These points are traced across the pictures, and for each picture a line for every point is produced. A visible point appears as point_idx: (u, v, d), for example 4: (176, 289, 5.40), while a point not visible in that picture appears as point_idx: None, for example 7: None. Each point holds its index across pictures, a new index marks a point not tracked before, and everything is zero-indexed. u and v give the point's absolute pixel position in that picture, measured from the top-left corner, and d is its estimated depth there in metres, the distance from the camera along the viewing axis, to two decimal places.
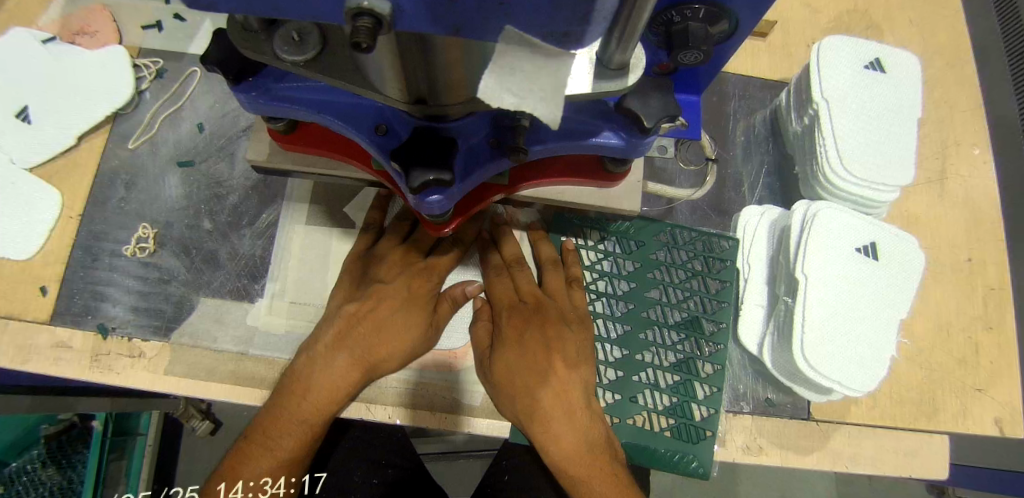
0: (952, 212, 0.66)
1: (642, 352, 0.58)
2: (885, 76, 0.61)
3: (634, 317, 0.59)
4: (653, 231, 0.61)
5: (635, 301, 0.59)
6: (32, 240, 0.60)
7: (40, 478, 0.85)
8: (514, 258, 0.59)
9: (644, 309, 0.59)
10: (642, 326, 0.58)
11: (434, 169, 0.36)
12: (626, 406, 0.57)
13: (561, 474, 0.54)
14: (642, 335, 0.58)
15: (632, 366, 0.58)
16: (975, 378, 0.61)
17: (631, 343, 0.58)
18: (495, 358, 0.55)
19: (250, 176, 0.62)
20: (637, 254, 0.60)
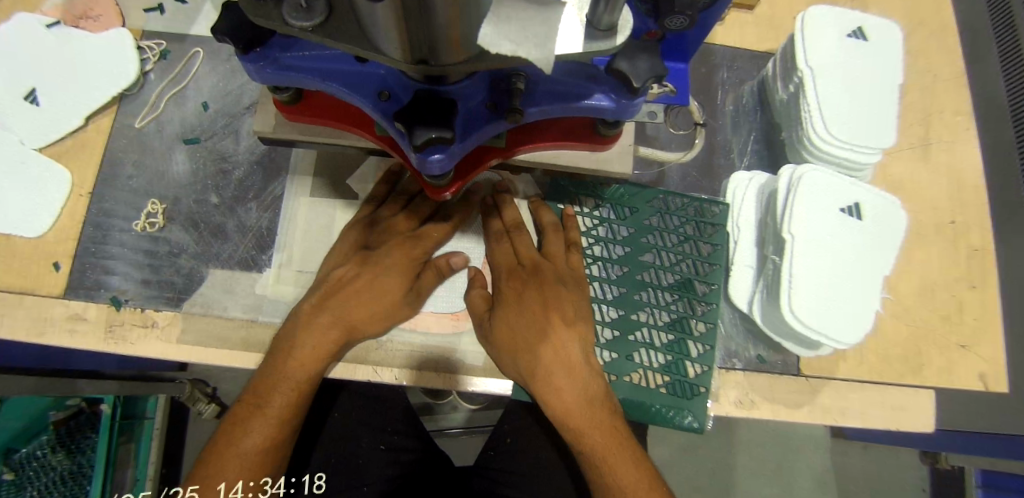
0: (935, 176, 0.69)
1: (637, 313, 0.60)
2: (865, 44, 0.63)
3: (629, 280, 0.61)
4: (646, 197, 0.63)
5: (631, 264, 0.61)
6: (44, 217, 0.61)
7: (51, 464, 0.87)
8: (513, 223, 0.61)
9: (639, 271, 0.61)
10: (637, 287, 0.61)
11: (436, 127, 0.37)
12: (623, 364, 0.59)
13: (564, 428, 0.56)
14: (638, 296, 0.60)
15: (629, 326, 0.60)
16: (959, 335, 0.63)
17: (627, 304, 0.60)
18: (497, 320, 0.57)
19: (255, 151, 0.64)
20: (632, 219, 0.62)
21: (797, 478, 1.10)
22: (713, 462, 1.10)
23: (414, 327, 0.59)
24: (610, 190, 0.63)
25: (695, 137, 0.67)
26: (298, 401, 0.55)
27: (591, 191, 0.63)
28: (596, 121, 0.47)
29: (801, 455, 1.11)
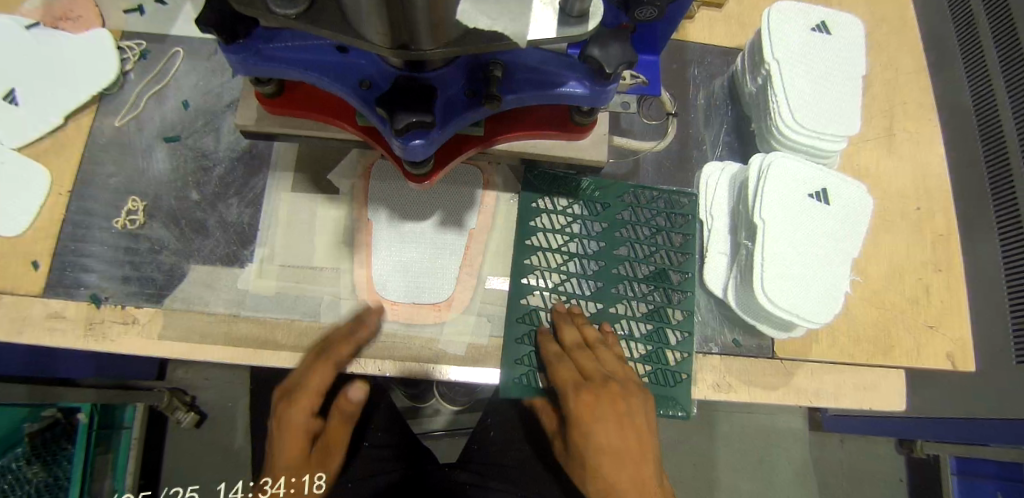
0: (900, 165, 0.71)
1: (616, 304, 0.62)
2: (829, 38, 0.66)
3: (606, 273, 0.62)
4: (618, 192, 0.64)
5: (607, 259, 0.62)
6: (22, 216, 0.61)
7: (26, 476, 0.82)
8: (574, 343, 0.58)
9: (615, 265, 0.62)
10: (614, 280, 0.62)
11: (417, 112, 0.38)
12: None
13: None
14: (616, 289, 0.62)
15: (609, 318, 0.61)
16: (927, 316, 0.65)
17: (606, 296, 0.62)
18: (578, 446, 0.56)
19: (235, 148, 0.64)
20: (606, 215, 0.64)
21: (779, 470, 1.12)
22: (696, 456, 1.11)
23: (396, 318, 0.59)
24: (583, 185, 0.64)
25: (666, 127, 0.69)
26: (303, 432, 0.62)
27: (562, 187, 0.64)
28: (572, 110, 0.49)
29: (783, 447, 1.13)
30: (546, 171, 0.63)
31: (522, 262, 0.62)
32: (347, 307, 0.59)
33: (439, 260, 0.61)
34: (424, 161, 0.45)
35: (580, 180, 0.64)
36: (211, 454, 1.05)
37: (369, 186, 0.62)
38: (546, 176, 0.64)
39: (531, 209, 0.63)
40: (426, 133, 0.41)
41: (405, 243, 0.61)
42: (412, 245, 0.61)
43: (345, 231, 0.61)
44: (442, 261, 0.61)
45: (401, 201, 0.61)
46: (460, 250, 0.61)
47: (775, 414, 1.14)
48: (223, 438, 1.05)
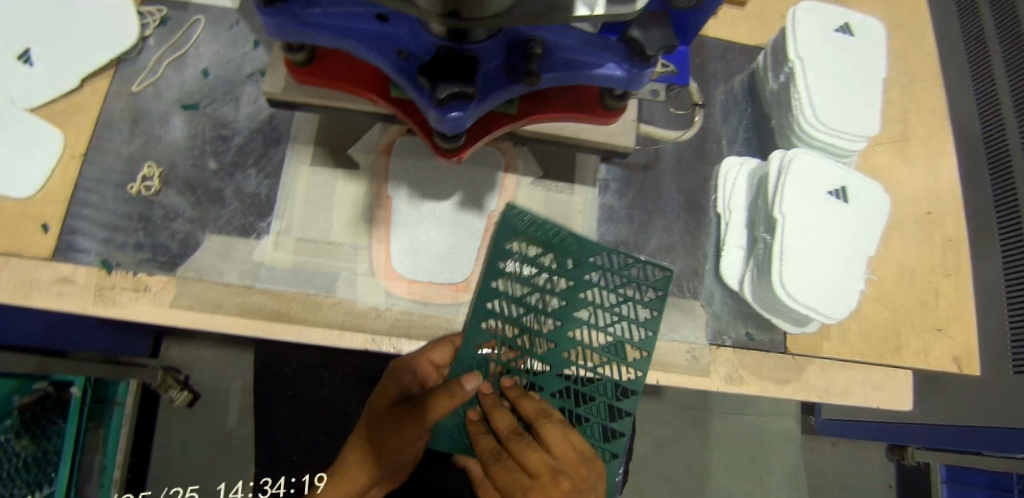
0: (912, 170, 0.72)
1: (568, 347, 0.56)
2: (853, 39, 0.66)
3: (567, 315, 0.56)
4: (593, 249, 0.53)
5: (569, 303, 0.55)
6: (34, 177, 0.60)
7: (13, 451, 0.78)
8: (510, 431, 0.51)
9: (576, 311, 0.56)
10: (570, 325, 0.56)
11: (459, 84, 0.39)
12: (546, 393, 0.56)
13: None
14: (571, 334, 0.56)
15: (557, 360, 0.56)
16: (935, 319, 0.66)
17: (560, 339, 0.56)
18: None
19: (255, 119, 0.65)
20: (579, 266, 0.54)
21: (771, 472, 1.11)
22: (689, 456, 1.09)
23: (412, 297, 0.60)
24: (557, 233, 0.53)
25: (694, 116, 0.69)
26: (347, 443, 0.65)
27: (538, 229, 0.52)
28: (604, 93, 0.49)
29: (776, 450, 1.11)
30: (527, 213, 0.51)
31: (490, 284, 0.55)
32: (364, 283, 0.60)
33: (458, 233, 0.62)
34: (456, 136, 0.45)
35: (562, 229, 0.52)
36: (200, 433, 1.02)
37: (390, 163, 0.62)
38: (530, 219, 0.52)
39: (504, 247, 0.53)
40: (464, 106, 0.41)
41: (423, 221, 0.62)
42: (430, 223, 0.62)
43: (364, 207, 0.62)
44: (460, 234, 0.62)
45: (421, 180, 0.62)
46: (479, 225, 0.62)
47: (770, 416, 1.12)
48: (214, 418, 1.03)
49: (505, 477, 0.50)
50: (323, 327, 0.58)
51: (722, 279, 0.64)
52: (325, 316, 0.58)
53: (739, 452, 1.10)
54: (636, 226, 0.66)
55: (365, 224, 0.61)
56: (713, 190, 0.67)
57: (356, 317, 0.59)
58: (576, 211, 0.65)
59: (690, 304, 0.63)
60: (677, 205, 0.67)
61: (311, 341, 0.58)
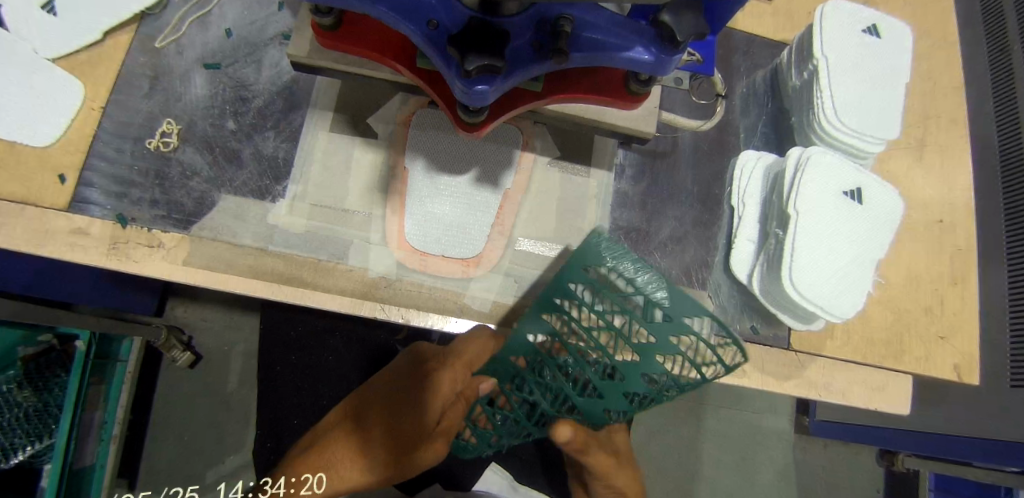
0: (927, 176, 0.72)
1: (643, 374, 0.52)
2: (879, 40, 0.66)
3: (648, 351, 0.51)
4: (687, 307, 0.47)
5: (660, 343, 0.49)
6: (53, 127, 0.60)
7: (15, 400, 0.82)
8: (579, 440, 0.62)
9: (662, 350, 0.50)
10: (648, 361, 0.51)
11: (489, 56, 0.38)
12: (586, 411, 0.57)
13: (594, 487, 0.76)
14: (646, 365, 0.52)
15: (625, 384, 0.52)
16: (938, 327, 0.66)
17: (628, 371, 0.52)
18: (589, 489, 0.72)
19: (277, 82, 0.65)
20: (673, 322, 0.47)
21: (760, 469, 1.12)
22: (680, 448, 1.10)
23: (424, 269, 0.60)
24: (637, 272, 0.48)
25: (716, 107, 0.70)
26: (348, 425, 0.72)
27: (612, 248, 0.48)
28: (628, 77, 0.49)
29: (767, 447, 1.12)
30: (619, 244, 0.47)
31: (551, 300, 0.51)
32: (377, 253, 0.60)
33: (470, 201, 0.62)
34: (479, 109, 0.45)
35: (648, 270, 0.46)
36: (201, 395, 1.03)
37: (409, 134, 0.63)
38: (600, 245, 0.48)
39: (578, 271, 0.48)
40: (491, 80, 0.41)
41: (438, 195, 0.62)
42: (445, 198, 0.62)
43: (381, 176, 0.63)
44: (471, 204, 0.62)
45: (439, 153, 0.63)
46: (492, 196, 0.63)
47: (763, 413, 1.13)
48: (215, 380, 1.04)
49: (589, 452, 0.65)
50: (334, 292, 0.59)
51: (731, 272, 0.64)
52: (336, 282, 0.59)
53: (730, 446, 1.11)
54: (649, 213, 0.66)
55: (380, 193, 0.62)
56: (728, 183, 0.67)
57: (366, 285, 0.59)
58: (591, 196, 0.65)
59: (697, 294, 0.64)
60: (692, 195, 0.67)
61: (320, 306, 0.58)
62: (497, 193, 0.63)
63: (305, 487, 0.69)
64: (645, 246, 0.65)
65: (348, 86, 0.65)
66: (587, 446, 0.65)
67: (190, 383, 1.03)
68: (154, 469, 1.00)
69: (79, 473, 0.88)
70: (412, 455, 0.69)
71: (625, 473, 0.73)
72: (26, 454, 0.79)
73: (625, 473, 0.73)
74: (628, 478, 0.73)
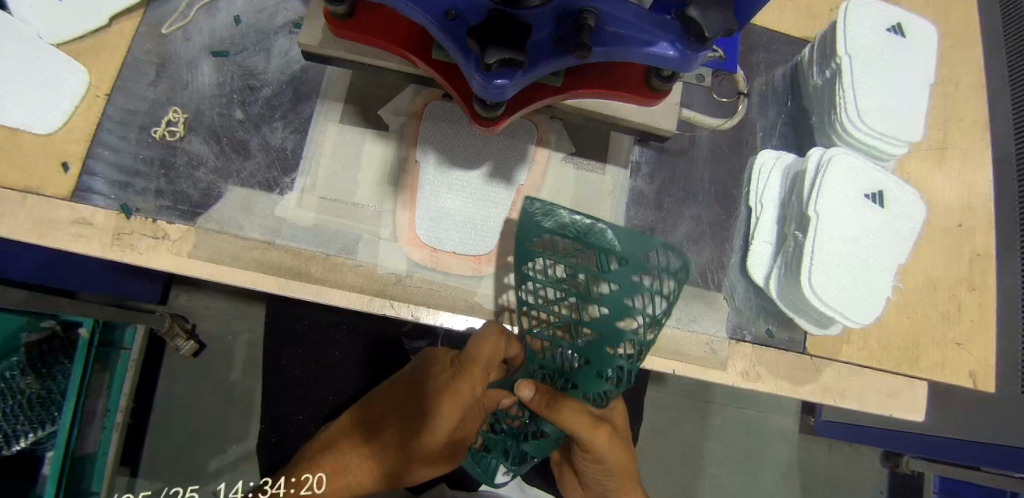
0: (947, 179, 0.70)
1: (619, 321, 0.60)
2: (904, 39, 0.64)
3: (614, 300, 0.60)
4: (648, 244, 0.59)
5: (621, 287, 0.60)
6: (57, 113, 0.58)
7: (19, 386, 0.82)
8: (550, 397, 0.59)
9: (627, 292, 0.59)
10: (620, 308, 0.60)
11: (510, 49, 0.37)
12: (595, 369, 0.63)
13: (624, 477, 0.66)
14: (620, 312, 0.60)
15: (609, 338, 0.61)
16: (955, 333, 0.65)
17: (606, 327, 0.60)
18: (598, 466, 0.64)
19: (286, 71, 0.63)
20: (631, 261, 0.59)
21: (764, 469, 1.11)
22: (683, 445, 1.09)
23: (434, 265, 0.59)
24: (586, 226, 0.59)
25: (737, 105, 0.68)
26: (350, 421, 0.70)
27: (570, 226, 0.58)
28: (650, 73, 0.47)
29: (771, 446, 1.11)
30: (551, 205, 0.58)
31: (520, 292, 0.59)
32: (386, 248, 0.59)
33: (483, 197, 0.61)
34: (497, 104, 0.44)
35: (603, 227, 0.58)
36: (203, 385, 1.02)
37: (421, 127, 0.62)
38: (553, 212, 0.58)
39: (529, 249, 0.59)
40: (511, 73, 0.39)
41: (450, 190, 0.61)
42: (457, 193, 0.61)
43: (392, 170, 0.61)
44: (484, 200, 0.61)
45: (451, 147, 0.62)
46: (506, 192, 0.62)
47: (767, 412, 1.12)
48: (218, 371, 1.03)
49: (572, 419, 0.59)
50: (342, 288, 0.57)
51: (748, 274, 0.63)
52: (344, 278, 0.58)
53: (734, 445, 1.10)
54: (664, 212, 0.65)
55: (391, 188, 0.61)
56: (746, 183, 0.66)
57: (375, 281, 0.58)
58: (606, 194, 0.64)
59: (713, 296, 0.62)
60: (709, 195, 0.66)
61: (328, 302, 0.57)
62: (511, 189, 0.62)
63: (304, 488, 0.67)
64: None
65: (359, 77, 0.63)
66: (560, 408, 0.58)
67: (192, 373, 1.02)
68: (156, 458, 1.00)
69: (81, 461, 0.87)
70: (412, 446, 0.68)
71: (618, 447, 0.64)
72: (27, 441, 0.80)
73: (618, 447, 0.64)
74: (622, 452, 0.65)
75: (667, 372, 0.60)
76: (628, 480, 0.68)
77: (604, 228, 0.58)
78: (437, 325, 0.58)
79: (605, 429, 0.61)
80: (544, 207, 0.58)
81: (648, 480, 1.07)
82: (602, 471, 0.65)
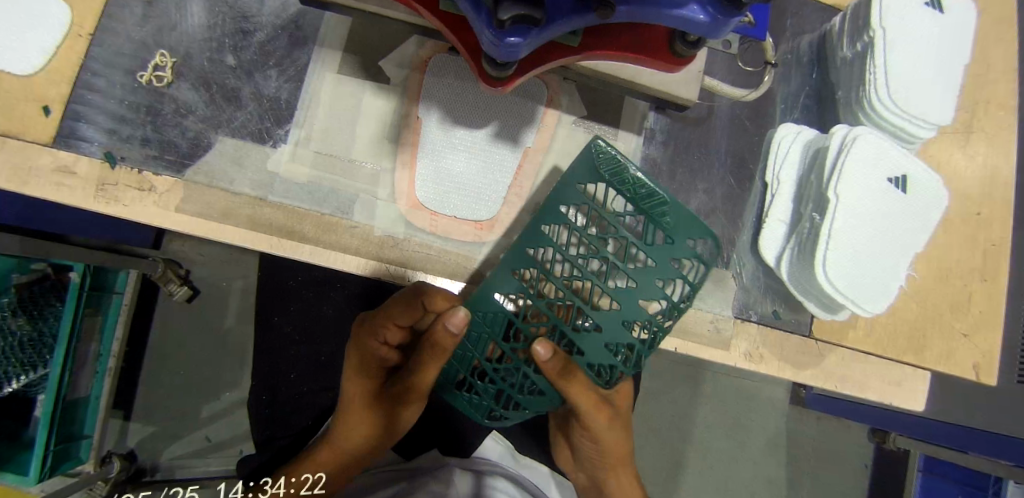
0: (971, 164, 0.66)
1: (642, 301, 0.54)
2: (942, 15, 0.59)
3: (646, 276, 0.54)
4: (694, 229, 0.53)
5: (657, 266, 0.53)
6: (37, 53, 0.54)
7: (9, 328, 0.79)
8: (561, 370, 0.53)
9: (662, 275, 0.53)
10: (649, 287, 0.54)
11: (526, 5, 0.33)
12: (603, 341, 0.55)
13: (612, 465, 0.67)
14: (647, 292, 0.54)
15: (625, 315, 0.54)
16: (963, 323, 0.63)
17: (626, 302, 0.54)
18: (597, 449, 0.65)
19: (282, 15, 0.59)
20: (675, 244, 0.53)
21: (753, 440, 1.11)
22: (674, 412, 1.09)
23: (434, 230, 0.57)
24: (643, 192, 0.53)
25: (763, 77, 0.64)
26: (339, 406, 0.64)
27: (622, 183, 0.53)
28: (675, 37, 0.43)
29: (760, 416, 1.12)
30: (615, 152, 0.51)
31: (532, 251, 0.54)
32: (384, 209, 0.56)
33: (491, 157, 0.58)
34: (508, 63, 0.41)
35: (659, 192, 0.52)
36: (195, 336, 1.01)
37: (424, 80, 0.58)
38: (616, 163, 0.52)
39: (559, 211, 0.54)
40: (525, 31, 0.36)
41: (454, 149, 0.58)
42: (461, 152, 0.58)
43: (392, 126, 0.58)
44: (491, 159, 0.58)
45: (457, 103, 0.58)
46: (515, 152, 0.59)
47: (759, 383, 1.13)
48: (209, 322, 1.02)
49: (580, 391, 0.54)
50: (337, 249, 0.55)
51: (758, 252, 0.61)
52: (339, 239, 0.55)
53: (724, 415, 1.11)
54: (677, 184, 0.62)
55: (391, 144, 0.58)
56: (765, 156, 0.63)
57: (372, 244, 0.56)
58: None
59: (721, 274, 0.61)
60: (724, 167, 0.63)
61: (323, 263, 0.55)
62: (520, 148, 0.59)
63: (306, 488, 0.63)
64: None
65: (359, 24, 0.59)
66: (570, 378, 0.53)
67: (182, 324, 1.01)
68: (148, 405, 0.99)
69: (73, 404, 0.86)
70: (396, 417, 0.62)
71: (613, 427, 0.63)
72: (21, 383, 0.80)
73: (612, 427, 0.63)
74: (616, 429, 0.64)
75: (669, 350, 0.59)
76: (618, 461, 0.67)
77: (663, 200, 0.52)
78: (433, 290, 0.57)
79: (604, 409, 0.59)
80: (609, 156, 0.52)
81: (637, 445, 1.08)
82: (594, 449, 0.65)
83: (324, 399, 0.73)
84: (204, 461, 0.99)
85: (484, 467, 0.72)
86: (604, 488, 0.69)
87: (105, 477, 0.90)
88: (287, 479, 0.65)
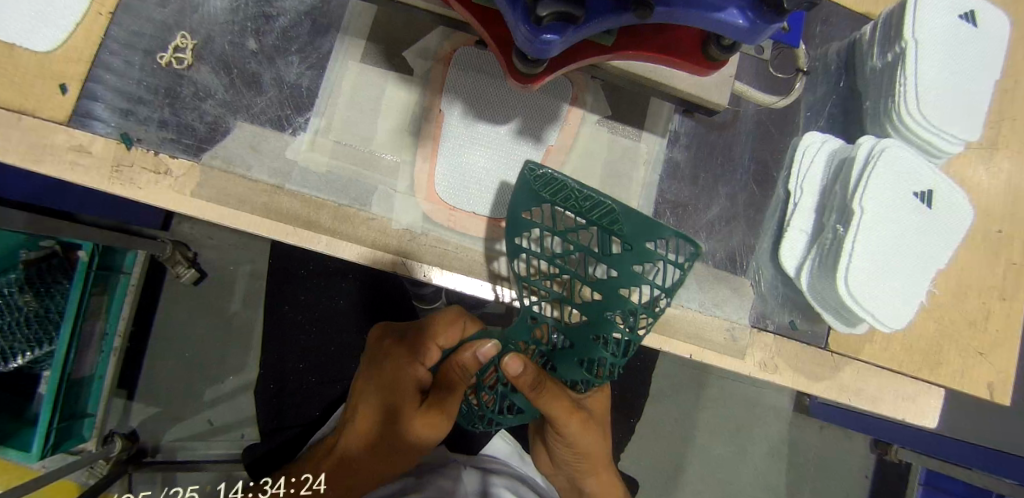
0: (994, 181, 0.65)
1: (610, 311, 0.54)
2: (975, 29, 0.58)
3: (609, 286, 0.54)
4: (654, 232, 0.51)
5: (619, 275, 0.53)
6: (56, 30, 0.54)
7: (17, 303, 0.79)
8: (534, 383, 0.53)
9: (627, 283, 0.53)
10: (615, 298, 0.54)
11: (565, 1, 0.32)
12: (578, 354, 0.56)
13: (594, 472, 0.67)
14: (613, 301, 0.54)
15: (596, 327, 0.55)
16: (980, 342, 0.62)
17: (595, 314, 0.55)
18: (575, 462, 0.66)
19: (305, 0, 0.58)
20: (634, 249, 0.52)
21: (755, 445, 1.11)
22: (678, 415, 1.09)
23: (450, 225, 0.56)
24: (589, 205, 0.52)
25: (794, 83, 0.64)
26: (350, 412, 0.65)
27: (568, 199, 0.52)
28: (709, 40, 0.42)
29: (763, 423, 1.11)
30: (551, 174, 0.51)
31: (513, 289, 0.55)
32: (403, 202, 0.56)
33: (513, 155, 0.58)
34: (539, 60, 0.40)
35: (607, 204, 0.51)
36: (201, 319, 1.01)
37: (448, 74, 0.57)
38: (553, 181, 0.52)
39: (516, 245, 0.55)
40: (561, 29, 0.35)
41: (474, 145, 0.57)
42: (481, 149, 0.57)
43: (413, 118, 0.57)
44: (512, 157, 0.58)
45: (479, 98, 0.58)
46: (537, 151, 0.58)
47: (763, 389, 1.12)
48: (215, 305, 1.01)
49: (551, 401, 0.55)
50: (352, 241, 0.54)
51: (778, 261, 0.60)
52: (356, 231, 0.55)
53: (727, 419, 1.10)
54: (698, 189, 0.61)
55: (411, 137, 0.57)
56: (788, 165, 0.62)
57: (388, 237, 0.55)
58: (640, 162, 0.60)
59: (738, 281, 0.60)
60: (746, 173, 0.62)
61: (338, 254, 0.54)
62: (542, 148, 0.58)
63: (304, 488, 0.63)
64: (690, 224, 0.61)
65: (384, 13, 0.58)
66: (542, 391, 0.54)
67: (188, 306, 1.01)
68: (151, 387, 0.99)
69: (77, 383, 0.85)
70: (402, 430, 0.60)
71: (588, 438, 0.63)
72: (26, 359, 0.79)
73: (591, 435, 0.63)
74: (594, 440, 0.64)
75: (683, 356, 0.58)
76: (597, 465, 0.67)
77: (609, 206, 0.51)
78: (440, 283, 0.56)
79: (581, 417, 0.59)
80: (546, 175, 0.52)
81: (639, 447, 1.08)
82: (572, 457, 0.65)
83: (330, 391, 0.73)
84: (207, 445, 0.99)
85: (491, 465, 0.72)
86: (584, 491, 0.69)
87: (106, 456, 0.90)
88: (285, 478, 0.65)
